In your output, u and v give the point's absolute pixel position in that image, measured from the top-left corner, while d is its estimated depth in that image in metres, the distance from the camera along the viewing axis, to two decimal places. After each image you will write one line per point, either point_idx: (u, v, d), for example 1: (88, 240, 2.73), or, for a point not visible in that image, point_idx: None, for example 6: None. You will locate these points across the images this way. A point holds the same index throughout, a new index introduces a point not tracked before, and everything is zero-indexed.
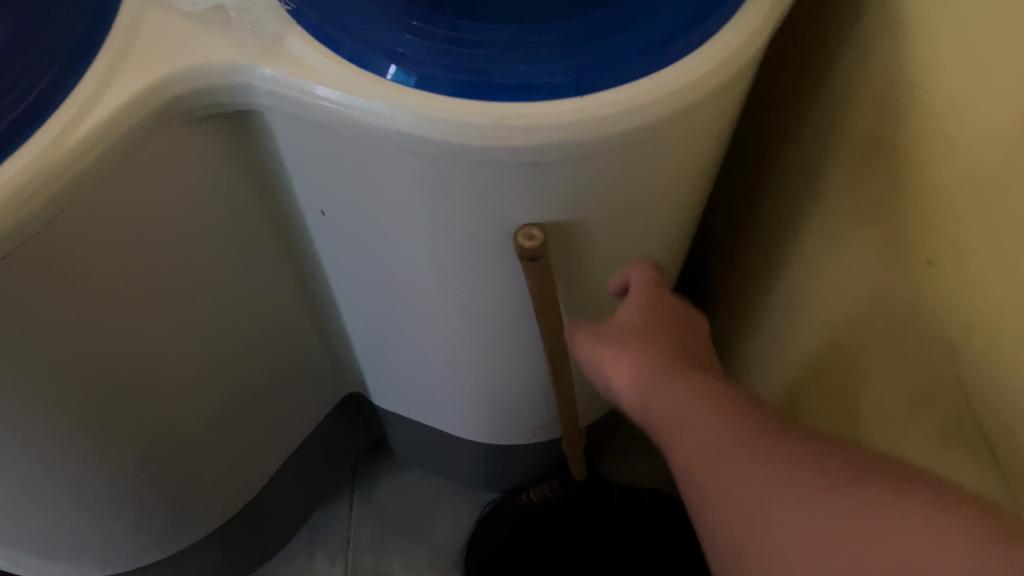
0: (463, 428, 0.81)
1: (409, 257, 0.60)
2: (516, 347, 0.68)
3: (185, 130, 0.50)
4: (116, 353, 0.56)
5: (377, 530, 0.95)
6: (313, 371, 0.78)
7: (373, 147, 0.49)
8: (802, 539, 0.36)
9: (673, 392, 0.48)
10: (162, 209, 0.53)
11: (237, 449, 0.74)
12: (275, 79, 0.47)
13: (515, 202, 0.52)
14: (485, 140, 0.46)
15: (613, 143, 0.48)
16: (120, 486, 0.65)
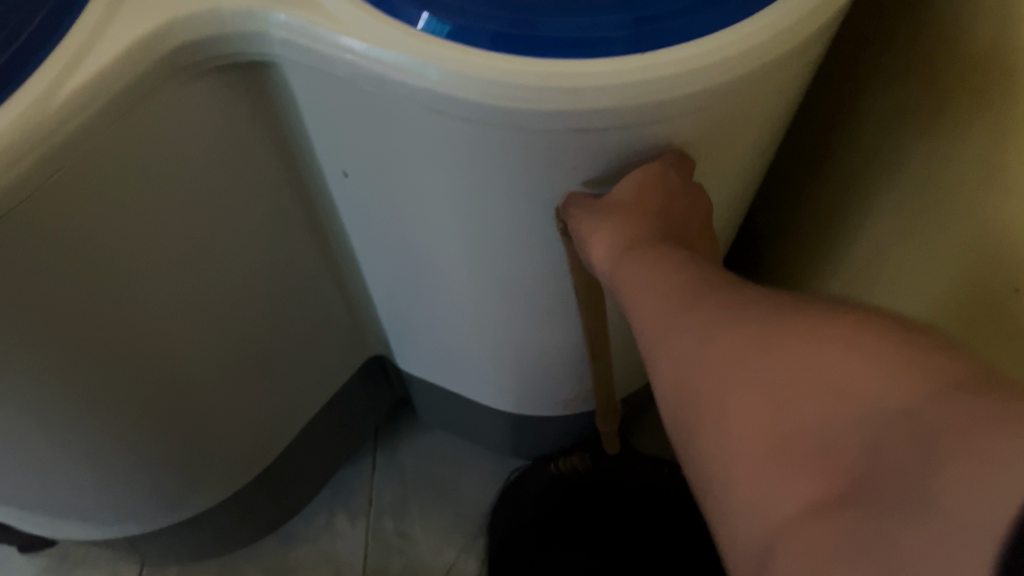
0: (491, 395, 0.78)
1: (437, 223, 0.55)
2: (549, 318, 0.63)
3: (191, 82, 0.45)
4: (125, 320, 0.51)
5: (399, 492, 0.93)
6: (336, 333, 0.75)
7: (401, 106, 0.44)
8: (777, 430, 0.31)
9: (664, 272, 0.41)
10: (171, 167, 0.48)
11: (256, 412, 0.71)
12: (289, 24, 0.42)
13: (557, 169, 0.46)
14: (531, 105, 0.40)
15: (670, 111, 0.41)
16: (133, 452, 0.62)
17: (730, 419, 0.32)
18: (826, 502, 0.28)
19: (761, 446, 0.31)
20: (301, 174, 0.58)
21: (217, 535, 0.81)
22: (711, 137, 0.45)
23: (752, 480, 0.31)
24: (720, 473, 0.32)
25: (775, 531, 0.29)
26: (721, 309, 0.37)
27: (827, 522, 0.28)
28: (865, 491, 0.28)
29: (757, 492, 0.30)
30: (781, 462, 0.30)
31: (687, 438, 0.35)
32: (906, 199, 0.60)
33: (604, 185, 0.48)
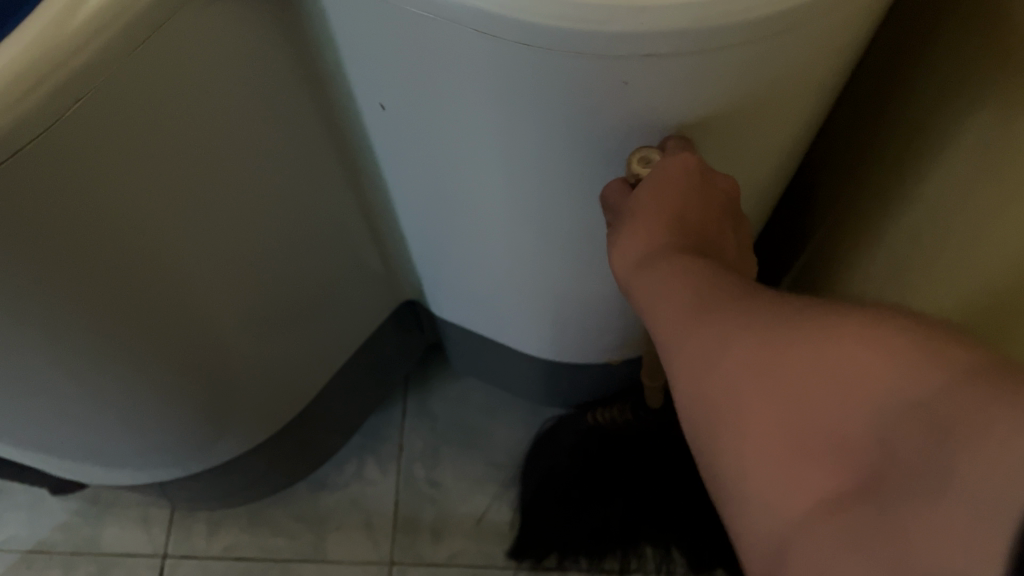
0: (527, 340, 0.75)
1: (478, 160, 0.51)
2: (593, 261, 0.60)
3: (218, 6, 0.42)
4: (159, 259, 0.50)
5: (432, 439, 0.92)
6: (366, 279, 0.73)
7: (445, 32, 0.40)
8: (784, 434, 0.30)
9: (684, 291, 0.37)
10: (200, 100, 0.45)
11: (286, 359, 0.69)
12: None
13: (614, 101, 0.43)
14: (590, 24, 0.37)
15: (736, 37, 0.38)
16: (163, 397, 0.61)
17: (738, 424, 0.32)
18: (849, 497, 0.28)
19: (770, 451, 0.30)
20: (329, 103, 0.54)
21: (251, 480, 0.81)
22: (780, 68, 0.42)
23: (766, 487, 0.30)
24: (728, 477, 0.32)
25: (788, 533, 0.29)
26: (722, 313, 0.35)
27: (845, 526, 0.28)
28: (880, 491, 0.27)
29: (770, 499, 0.30)
30: (793, 468, 0.30)
31: (695, 440, 0.35)
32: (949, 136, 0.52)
33: (655, 121, 0.44)
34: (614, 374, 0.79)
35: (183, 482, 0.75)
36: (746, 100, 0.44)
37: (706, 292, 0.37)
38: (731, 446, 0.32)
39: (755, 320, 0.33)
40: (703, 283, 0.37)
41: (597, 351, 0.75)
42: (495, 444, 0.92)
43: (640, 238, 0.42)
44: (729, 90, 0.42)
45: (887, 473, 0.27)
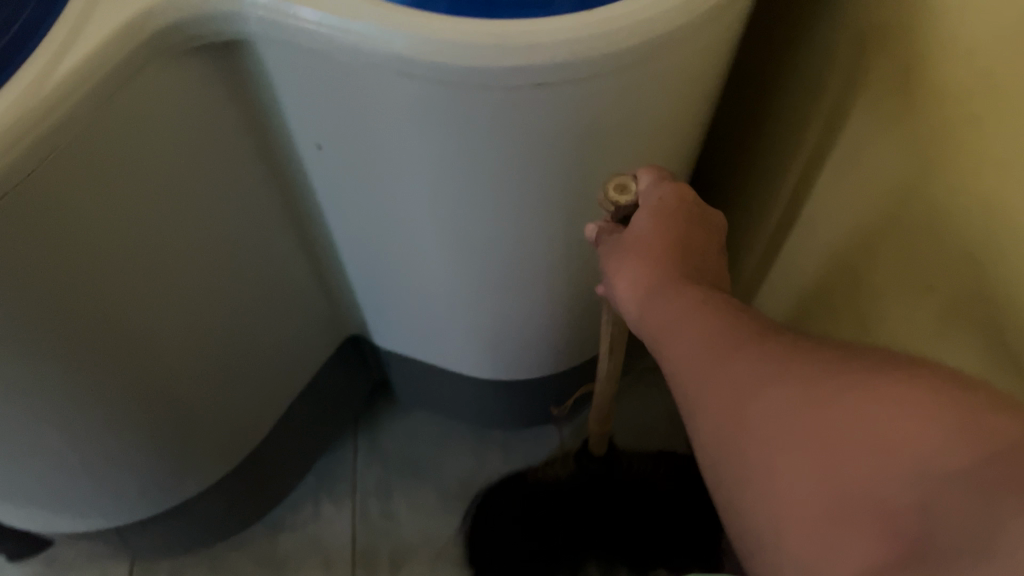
0: (469, 364, 0.75)
1: (411, 198, 0.53)
2: (528, 285, 0.62)
3: (178, 65, 0.42)
4: (133, 315, 0.49)
5: (380, 472, 0.92)
6: (320, 329, 0.72)
7: (368, 79, 0.42)
8: (826, 495, 0.28)
9: (690, 330, 0.35)
10: (163, 155, 0.45)
11: (246, 412, 0.68)
12: (268, 5, 0.40)
13: (522, 133, 0.45)
14: (497, 64, 0.39)
15: (620, 65, 0.41)
16: (129, 457, 0.60)
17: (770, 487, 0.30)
18: (883, 573, 0.26)
19: (812, 515, 0.28)
20: (280, 169, 0.54)
21: (211, 529, 0.79)
22: (668, 88, 0.45)
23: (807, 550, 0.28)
24: (768, 538, 0.30)
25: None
26: (746, 362, 0.32)
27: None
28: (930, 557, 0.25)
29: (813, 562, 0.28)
30: (837, 527, 0.28)
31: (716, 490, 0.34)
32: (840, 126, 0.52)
33: (567, 151, 0.47)
34: (551, 391, 0.81)
35: (146, 536, 0.73)
36: (642, 122, 0.47)
37: (719, 335, 0.34)
38: (773, 511, 0.30)
39: (787, 368, 0.31)
40: (709, 318, 0.34)
41: (545, 364, 0.76)
42: (445, 471, 0.93)
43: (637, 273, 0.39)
44: (627, 110, 0.45)
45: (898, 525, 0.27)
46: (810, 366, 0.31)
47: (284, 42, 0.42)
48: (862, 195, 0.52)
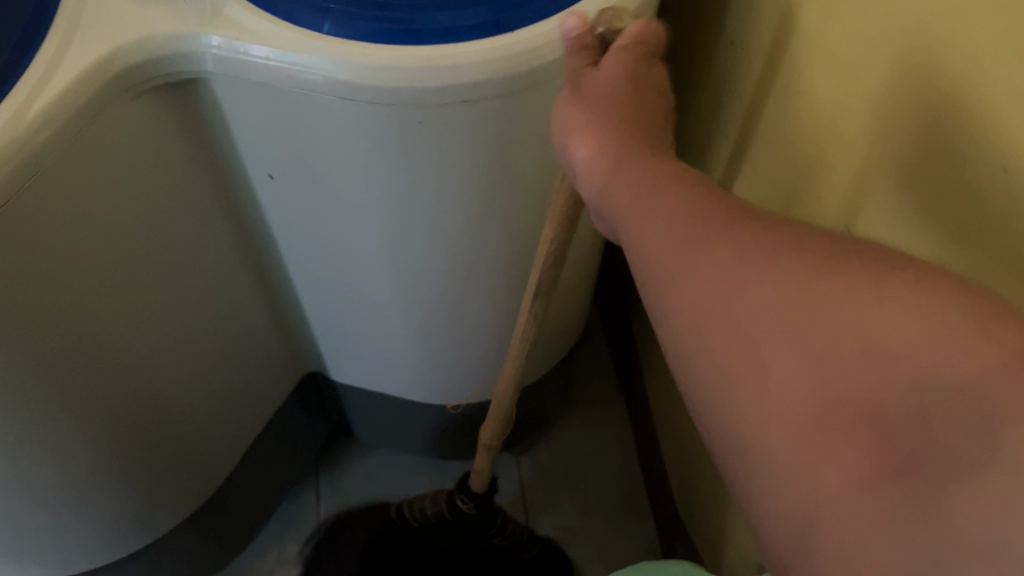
0: (419, 393, 0.76)
1: (360, 225, 0.55)
2: (476, 300, 0.63)
3: (133, 106, 0.45)
4: (91, 345, 0.50)
5: (342, 515, 0.89)
6: (274, 364, 0.72)
7: (310, 106, 0.46)
8: (824, 405, 0.25)
9: (670, 207, 0.30)
10: (117, 188, 0.47)
11: (200, 448, 0.67)
12: (220, 46, 0.43)
13: (456, 151, 0.48)
14: (427, 84, 0.43)
15: (538, 79, 0.45)
16: (86, 497, 0.58)
17: (746, 399, 0.26)
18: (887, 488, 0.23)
19: (806, 429, 0.25)
20: (237, 205, 0.57)
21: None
22: None
23: (796, 465, 0.25)
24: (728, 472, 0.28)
25: (818, 511, 0.24)
26: (738, 250, 0.28)
27: (887, 499, 0.23)
28: (931, 462, 0.23)
29: (804, 485, 0.25)
30: (831, 436, 0.24)
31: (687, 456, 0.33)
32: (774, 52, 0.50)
33: (499, 169, 0.51)
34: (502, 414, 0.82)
35: None
36: None
37: (708, 220, 0.29)
38: (761, 427, 0.26)
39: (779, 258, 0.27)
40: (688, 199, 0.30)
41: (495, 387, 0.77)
42: None
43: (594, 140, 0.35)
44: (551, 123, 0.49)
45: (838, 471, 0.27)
46: (800, 254, 0.27)
47: (233, 78, 0.45)
48: (793, 126, 0.49)
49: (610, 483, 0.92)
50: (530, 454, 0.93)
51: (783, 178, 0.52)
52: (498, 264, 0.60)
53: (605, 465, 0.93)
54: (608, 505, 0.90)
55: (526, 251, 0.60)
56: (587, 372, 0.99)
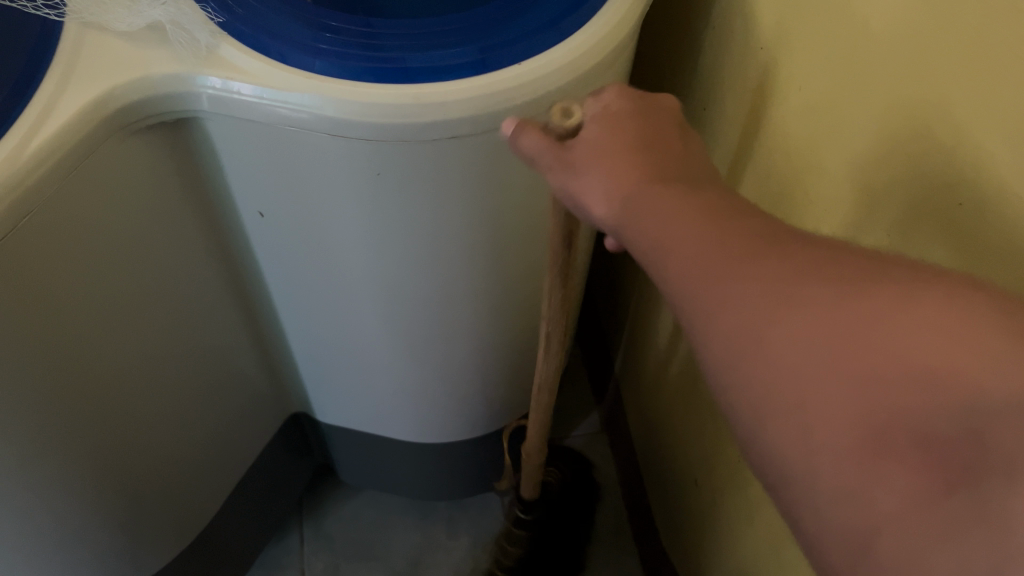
0: (402, 430, 0.76)
1: (350, 262, 0.56)
2: (462, 334, 0.65)
3: (127, 143, 0.46)
4: (81, 381, 0.51)
5: (327, 559, 0.89)
6: (257, 403, 0.72)
7: (301, 142, 0.47)
8: (871, 425, 0.23)
9: (689, 225, 0.29)
10: (110, 223, 0.48)
11: (182, 486, 0.67)
12: (216, 86, 0.45)
13: (443, 186, 0.50)
14: (415, 120, 0.45)
15: (521, 115, 0.47)
16: (71, 538, 0.58)
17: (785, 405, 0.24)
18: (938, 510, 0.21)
19: (852, 448, 0.23)
20: (225, 241, 0.58)
21: None
22: None
23: (848, 486, 0.23)
24: None
25: (869, 532, 0.22)
26: (759, 269, 0.27)
27: (944, 514, 0.21)
28: (991, 479, 0.21)
29: (853, 504, 0.23)
30: (878, 455, 0.22)
31: None
32: (745, 89, 0.52)
33: (482, 204, 0.53)
34: (483, 451, 0.83)
35: None
36: (547, 170, 0.53)
37: (740, 240, 0.28)
38: (807, 444, 0.24)
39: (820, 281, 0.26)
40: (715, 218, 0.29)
41: (477, 424, 0.78)
42: (395, 550, 0.90)
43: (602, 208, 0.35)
44: (533, 158, 0.51)
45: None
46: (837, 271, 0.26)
47: (228, 117, 0.47)
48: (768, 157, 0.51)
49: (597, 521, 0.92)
50: None
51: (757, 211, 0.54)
52: (483, 297, 0.62)
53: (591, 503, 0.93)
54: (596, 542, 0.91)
55: (508, 285, 0.62)
56: (570, 411, 1.00)
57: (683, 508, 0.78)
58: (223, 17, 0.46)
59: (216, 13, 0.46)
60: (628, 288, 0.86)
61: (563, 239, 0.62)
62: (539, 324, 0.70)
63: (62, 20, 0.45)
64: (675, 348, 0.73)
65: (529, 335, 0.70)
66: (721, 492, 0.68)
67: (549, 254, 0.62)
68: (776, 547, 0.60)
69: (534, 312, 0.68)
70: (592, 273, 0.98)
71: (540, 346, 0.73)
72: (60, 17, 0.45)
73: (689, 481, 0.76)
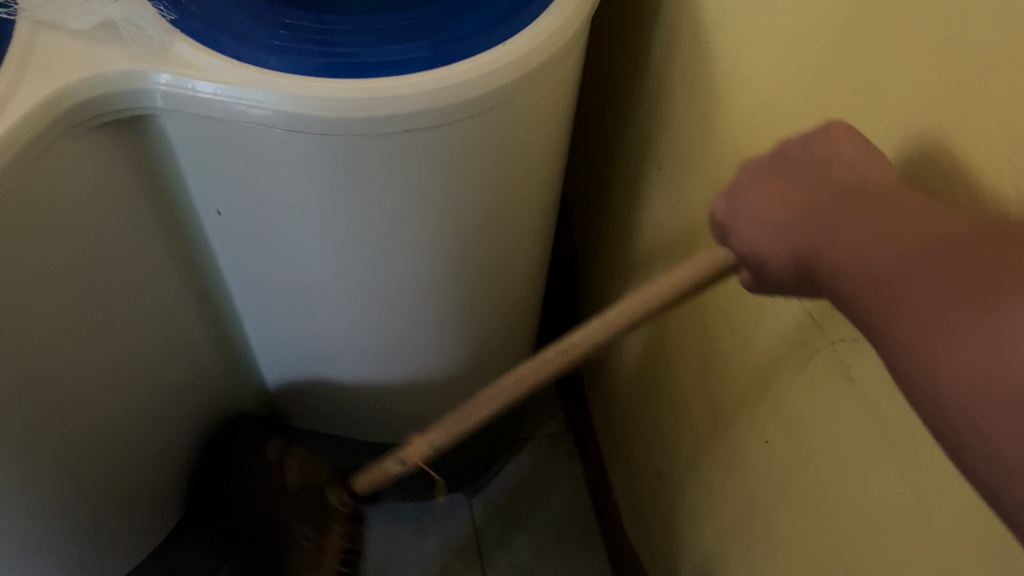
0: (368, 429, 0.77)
1: (309, 259, 0.56)
2: (420, 328, 0.65)
3: (83, 141, 0.47)
4: (41, 382, 0.51)
5: None
6: (216, 402, 0.72)
7: (257, 139, 0.47)
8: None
9: (906, 249, 0.26)
10: (67, 220, 0.48)
11: (142, 486, 0.66)
12: (170, 83, 0.45)
13: (399, 181, 0.50)
14: (369, 114, 0.45)
15: (474, 108, 0.48)
16: (38, 542, 0.58)
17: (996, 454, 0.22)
18: None
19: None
20: (184, 240, 0.58)
21: None
22: (518, 129, 0.52)
23: None
24: None
25: None
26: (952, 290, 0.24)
27: None
28: None
29: None
30: None
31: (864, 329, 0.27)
32: (690, 81, 0.54)
33: (440, 197, 0.53)
34: (448, 451, 0.83)
35: None
36: (502, 163, 0.54)
37: (931, 246, 0.25)
38: (989, 465, 0.22)
39: (955, 296, 0.24)
40: (926, 225, 0.26)
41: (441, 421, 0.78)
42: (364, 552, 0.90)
43: (819, 189, 0.30)
44: (485, 152, 0.52)
45: (868, 335, 0.27)
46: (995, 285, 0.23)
47: (183, 114, 0.47)
48: (713, 147, 0.52)
49: (563, 519, 0.93)
50: (483, 493, 0.94)
51: (705, 198, 0.55)
52: (440, 293, 0.62)
53: (556, 500, 0.94)
54: (564, 538, 0.91)
55: (466, 281, 0.62)
56: (538, 411, 1.00)
57: (644, 500, 0.80)
58: (175, 14, 0.46)
59: (168, 10, 0.46)
60: (588, 285, 0.87)
61: (520, 235, 0.63)
62: (497, 321, 0.70)
63: (16, 19, 0.45)
64: (635, 342, 0.74)
65: (488, 331, 0.70)
66: (681, 483, 0.69)
67: (508, 250, 0.63)
68: (733, 531, 0.61)
69: (494, 309, 0.69)
70: (552, 272, 0.99)
71: (500, 343, 0.74)
72: (10, 15, 0.45)
73: (649, 473, 0.77)
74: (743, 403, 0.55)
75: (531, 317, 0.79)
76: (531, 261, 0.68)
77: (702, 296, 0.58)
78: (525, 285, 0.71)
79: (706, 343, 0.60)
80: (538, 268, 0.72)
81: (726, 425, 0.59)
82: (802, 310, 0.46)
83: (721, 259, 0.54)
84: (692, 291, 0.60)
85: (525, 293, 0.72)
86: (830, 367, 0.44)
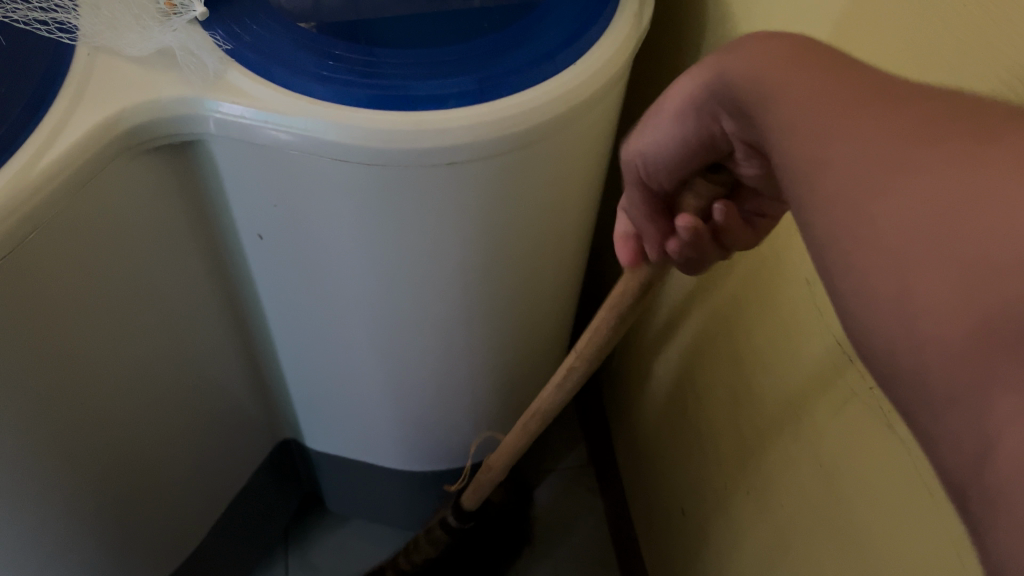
0: (392, 459, 0.79)
1: (347, 286, 0.57)
2: (453, 357, 0.65)
3: (134, 163, 0.48)
4: (81, 397, 0.51)
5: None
6: (242, 423, 0.73)
7: (304, 167, 0.48)
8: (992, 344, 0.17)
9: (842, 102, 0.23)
10: (115, 240, 0.49)
11: (169, 501, 0.67)
12: (221, 111, 0.46)
13: (439, 212, 0.51)
14: (414, 146, 0.46)
15: (515, 143, 0.48)
16: (69, 553, 0.58)
17: None
18: None
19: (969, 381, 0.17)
20: (224, 262, 0.59)
21: None
22: (559, 165, 0.53)
23: None
24: None
25: None
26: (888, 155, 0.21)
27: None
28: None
29: None
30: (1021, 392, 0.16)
31: None
32: None
33: (478, 229, 0.54)
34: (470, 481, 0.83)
35: None
36: (542, 197, 0.54)
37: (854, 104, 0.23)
38: None
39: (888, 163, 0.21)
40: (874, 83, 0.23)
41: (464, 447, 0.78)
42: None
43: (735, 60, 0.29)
44: (526, 185, 0.52)
45: None
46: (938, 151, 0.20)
47: (232, 140, 0.48)
48: None
49: (584, 552, 0.92)
50: None
51: None
52: (474, 322, 0.62)
53: (579, 534, 0.93)
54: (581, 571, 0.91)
55: (501, 310, 0.63)
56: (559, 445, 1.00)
57: (666, 534, 0.79)
58: (230, 43, 0.47)
59: (225, 40, 0.47)
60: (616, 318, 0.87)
61: (555, 266, 0.63)
62: (527, 351, 0.71)
63: (76, 44, 0.46)
64: (665, 379, 0.74)
65: (518, 359, 0.71)
66: (708, 523, 0.69)
67: (543, 281, 0.64)
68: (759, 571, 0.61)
69: (525, 340, 0.69)
70: (581, 307, 0.99)
71: (528, 373, 0.74)
72: (72, 41, 0.46)
73: (675, 512, 0.76)
74: (776, 445, 0.55)
75: (559, 350, 0.79)
76: (564, 293, 0.69)
77: (737, 334, 0.58)
78: (557, 318, 0.72)
79: (738, 383, 0.60)
80: (569, 303, 0.72)
81: (757, 465, 0.59)
82: (842, 356, 0.46)
83: (757, 296, 0.55)
84: (724, 328, 0.60)
85: (555, 326, 0.72)
86: (868, 412, 0.44)
